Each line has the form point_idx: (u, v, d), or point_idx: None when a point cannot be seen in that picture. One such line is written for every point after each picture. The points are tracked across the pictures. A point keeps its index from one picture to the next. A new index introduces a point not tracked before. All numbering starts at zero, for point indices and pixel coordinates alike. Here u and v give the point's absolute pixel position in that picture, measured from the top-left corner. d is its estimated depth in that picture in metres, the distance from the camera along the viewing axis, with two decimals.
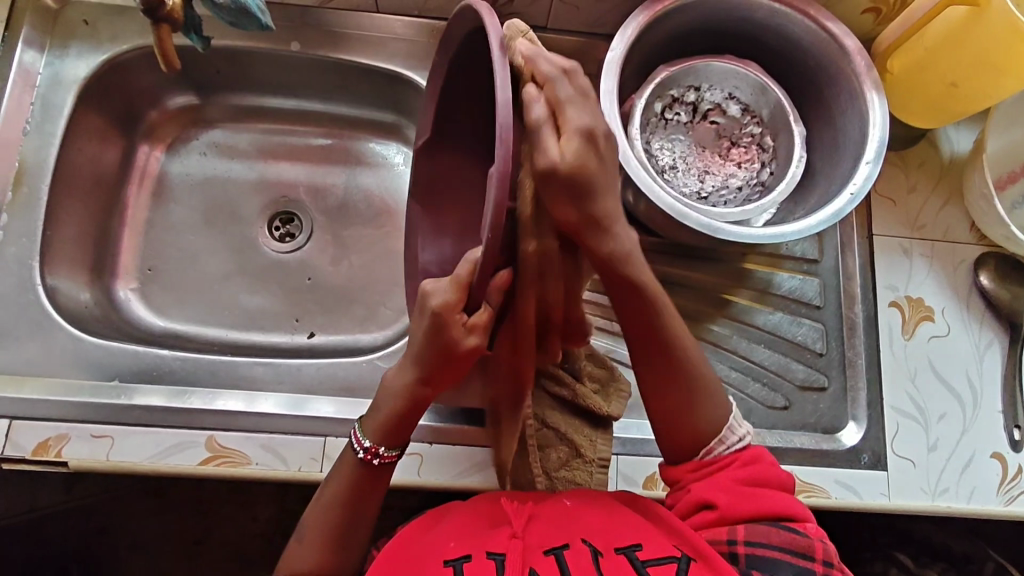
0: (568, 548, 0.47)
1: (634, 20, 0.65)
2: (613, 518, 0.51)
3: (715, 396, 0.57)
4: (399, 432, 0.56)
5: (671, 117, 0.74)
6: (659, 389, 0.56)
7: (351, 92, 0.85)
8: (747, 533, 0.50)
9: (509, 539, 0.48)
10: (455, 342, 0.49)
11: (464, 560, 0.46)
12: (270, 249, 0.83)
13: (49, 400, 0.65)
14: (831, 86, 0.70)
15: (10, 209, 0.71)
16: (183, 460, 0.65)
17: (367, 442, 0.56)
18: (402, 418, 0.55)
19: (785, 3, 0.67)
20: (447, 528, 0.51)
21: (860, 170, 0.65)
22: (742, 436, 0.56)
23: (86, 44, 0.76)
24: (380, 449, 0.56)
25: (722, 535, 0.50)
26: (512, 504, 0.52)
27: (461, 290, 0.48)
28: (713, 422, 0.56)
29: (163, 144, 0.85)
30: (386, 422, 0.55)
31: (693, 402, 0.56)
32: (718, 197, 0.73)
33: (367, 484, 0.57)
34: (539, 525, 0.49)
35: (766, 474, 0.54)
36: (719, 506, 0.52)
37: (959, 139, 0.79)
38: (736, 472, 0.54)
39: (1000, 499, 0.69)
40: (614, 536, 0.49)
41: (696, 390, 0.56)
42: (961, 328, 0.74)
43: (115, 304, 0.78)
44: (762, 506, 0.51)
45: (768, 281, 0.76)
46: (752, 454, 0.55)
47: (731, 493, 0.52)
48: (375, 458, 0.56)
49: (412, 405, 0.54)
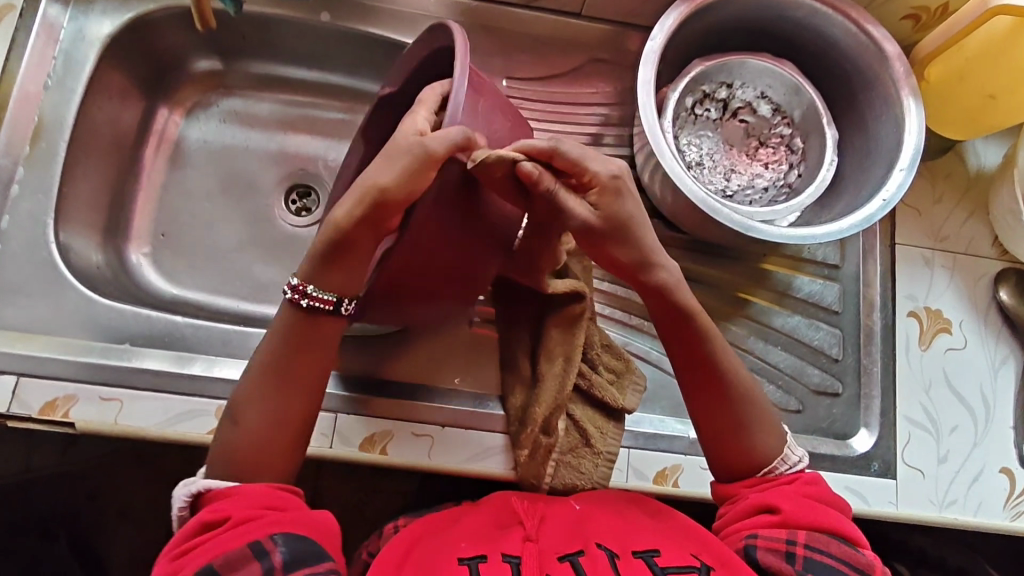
0: (583, 553, 0.46)
1: (674, 11, 0.65)
2: (625, 523, 0.51)
3: (771, 424, 0.58)
4: (342, 278, 0.53)
5: (701, 113, 0.73)
6: (716, 415, 0.57)
7: (377, 69, 0.84)
8: (807, 537, 0.51)
9: (523, 542, 0.47)
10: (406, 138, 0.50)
11: (479, 561, 0.45)
12: (286, 222, 0.82)
13: (57, 359, 0.64)
14: (865, 91, 0.70)
15: (26, 164, 0.69)
16: (192, 428, 0.64)
17: (295, 279, 0.54)
18: (331, 251, 0.53)
19: (826, 2, 0.67)
20: (457, 528, 0.50)
21: (893, 177, 0.64)
22: (801, 458, 0.57)
23: (112, 1, 0.74)
24: (308, 288, 0.54)
25: (781, 534, 0.51)
26: (523, 507, 0.52)
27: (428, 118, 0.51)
28: (769, 450, 0.57)
29: (182, 108, 0.84)
30: (318, 257, 0.53)
31: (740, 425, 0.57)
32: (744, 196, 0.72)
33: (297, 355, 0.54)
34: (552, 528, 0.49)
35: (827, 495, 0.55)
36: (784, 510, 0.52)
37: (986, 153, 0.79)
38: (802, 486, 0.55)
39: (1006, 514, 0.70)
40: (630, 541, 0.49)
41: (756, 424, 0.57)
42: (978, 342, 0.74)
43: (126, 268, 0.77)
44: (827, 521, 0.52)
45: (788, 283, 0.75)
46: (812, 476, 0.56)
47: (796, 503, 0.53)
48: (303, 299, 0.54)
49: (344, 237, 0.52)
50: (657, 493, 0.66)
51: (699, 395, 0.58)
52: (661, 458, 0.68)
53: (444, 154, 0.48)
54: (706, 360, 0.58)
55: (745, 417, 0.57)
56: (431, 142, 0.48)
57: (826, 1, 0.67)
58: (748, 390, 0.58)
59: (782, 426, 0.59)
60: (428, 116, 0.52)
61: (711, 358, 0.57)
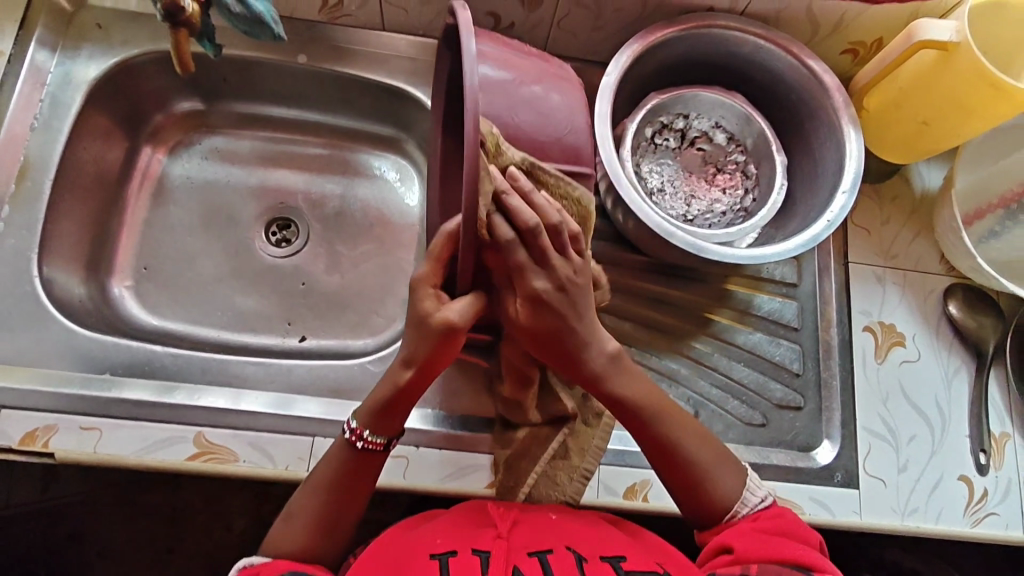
0: (552, 551, 0.48)
1: (628, 49, 0.69)
2: (597, 532, 0.53)
3: (725, 471, 0.59)
4: (390, 419, 0.56)
5: (660, 143, 0.78)
6: (671, 469, 0.58)
7: (353, 107, 0.88)
8: (759, 569, 0.51)
9: (494, 539, 0.49)
10: (427, 316, 0.53)
11: (450, 555, 0.47)
12: (267, 253, 0.85)
13: (37, 390, 0.66)
14: (811, 119, 0.74)
15: (11, 202, 0.72)
16: (172, 455, 0.65)
17: (354, 422, 0.57)
18: (390, 401, 0.56)
19: (768, 39, 0.72)
20: (432, 528, 0.51)
21: (837, 199, 0.68)
22: (763, 497, 0.58)
23: (98, 47, 0.78)
24: (364, 431, 0.56)
25: (735, 571, 0.51)
26: (498, 510, 0.53)
27: (436, 265, 0.53)
28: (729, 493, 0.58)
29: (165, 147, 0.87)
30: (374, 406, 0.56)
31: (695, 478, 0.58)
32: (703, 220, 0.76)
33: (348, 474, 0.57)
34: (525, 528, 0.51)
35: (792, 529, 0.55)
36: (738, 548, 0.53)
37: (930, 175, 0.84)
38: (762, 522, 0.55)
39: (966, 521, 0.72)
40: (598, 547, 0.51)
41: (709, 471, 0.58)
42: (931, 354, 0.78)
43: (108, 300, 0.79)
44: (783, 553, 0.52)
45: (748, 302, 0.78)
46: (775, 512, 0.56)
47: (751, 540, 0.53)
48: (359, 441, 0.56)
49: (399, 389, 0.55)
50: (628, 507, 0.68)
51: (651, 452, 0.59)
52: (630, 473, 0.71)
53: (463, 326, 0.52)
54: (648, 432, 0.58)
55: (694, 472, 0.58)
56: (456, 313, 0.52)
57: (769, 38, 0.72)
58: (692, 452, 0.58)
59: (742, 473, 0.59)
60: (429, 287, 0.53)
61: (648, 428, 0.58)
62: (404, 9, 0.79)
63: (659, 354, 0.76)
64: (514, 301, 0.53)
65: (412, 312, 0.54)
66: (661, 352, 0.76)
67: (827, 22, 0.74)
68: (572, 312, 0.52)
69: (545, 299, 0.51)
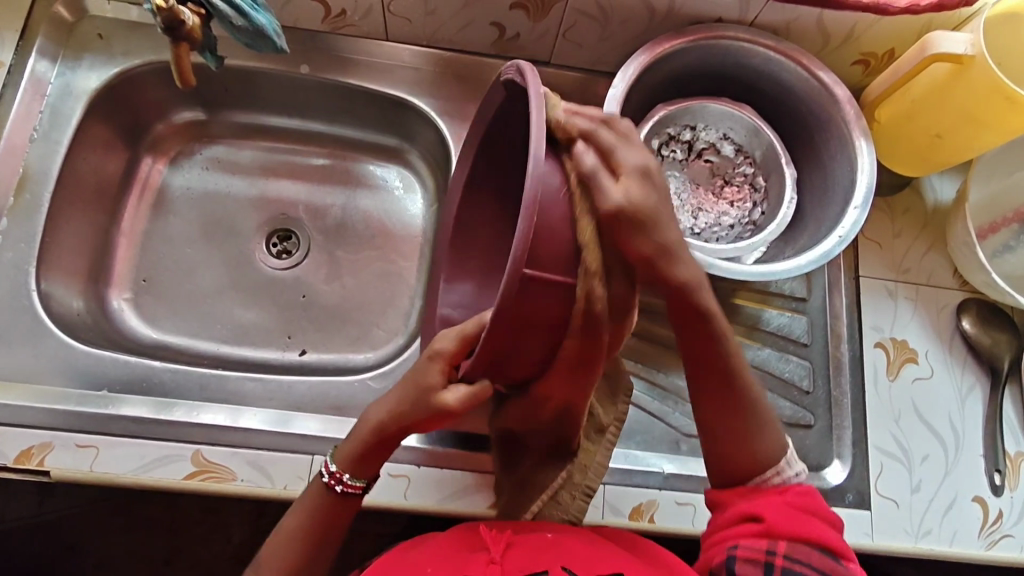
0: (547, 572, 0.45)
1: (635, 60, 0.68)
2: (593, 548, 0.50)
3: (774, 429, 0.57)
4: (372, 466, 0.55)
5: (668, 155, 0.76)
6: (727, 416, 0.56)
7: (355, 116, 0.87)
8: (786, 548, 0.51)
9: (486, 565, 0.46)
10: (431, 390, 0.51)
11: None
12: (268, 265, 0.84)
13: (34, 407, 0.65)
14: (821, 132, 0.73)
15: (10, 214, 0.71)
16: (169, 474, 0.64)
17: (333, 466, 0.55)
18: (372, 447, 0.54)
19: (778, 50, 0.71)
20: (424, 555, 0.49)
21: (848, 214, 0.67)
22: (797, 473, 0.56)
23: (99, 57, 0.77)
24: (343, 476, 0.55)
25: (761, 544, 0.51)
26: (490, 532, 0.50)
27: (462, 342, 0.50)
28: (773, 451, 0.56)
29: (166, 157, 0.86)
30: (355, 449, 0.55)
31: (753, 425, 0.56)
32: (711, 233, 0.74)
33: (323, 521, 0.56)
34: (519, 548, 0.48)
35: (822, 508, 0.54)
36: (767, 520, 0.52)
37: (942, 188, 0.82)
38: (794, 496, 0.54)
39: (981, 543, 0.70)
40: (594, 563, 0.48)
41: (760, 424, 0.56)
42: (944, 371, 0.76)
43: (107, 314, 0.78)
44: (812, 533, 0.52)
45: (757, 317, 0.76)
46: (806, 487, 0.55)
47: (781, 511, 0.53)
48: (338, 485, 0.55)
49: (384, 436, 0.54)
50: (633, 528, 0.67)
51: (717, 403, 0.56)
52: (636, 493, 0.69)
53: (462, 408, 0.49)
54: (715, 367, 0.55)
55: (752, 414, 0.56)
56: (462, 395, 0.49)
57: (778, 49, 0.71)
58: (753, 397, 0.56)
59: (785, 439, 0.57)
60: (441, 365, 0.50)
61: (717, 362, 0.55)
62: (408, 19, 0.78)
63: (665, 370, 0.74)
64: (614, 184, 0.46)
65: (416, 373, 0.52)
66: (667, 368, 0.74)
67: (838, 33, 0.73)
68: (662, 220, 0.47)
69: (635, 202, 0.46)
